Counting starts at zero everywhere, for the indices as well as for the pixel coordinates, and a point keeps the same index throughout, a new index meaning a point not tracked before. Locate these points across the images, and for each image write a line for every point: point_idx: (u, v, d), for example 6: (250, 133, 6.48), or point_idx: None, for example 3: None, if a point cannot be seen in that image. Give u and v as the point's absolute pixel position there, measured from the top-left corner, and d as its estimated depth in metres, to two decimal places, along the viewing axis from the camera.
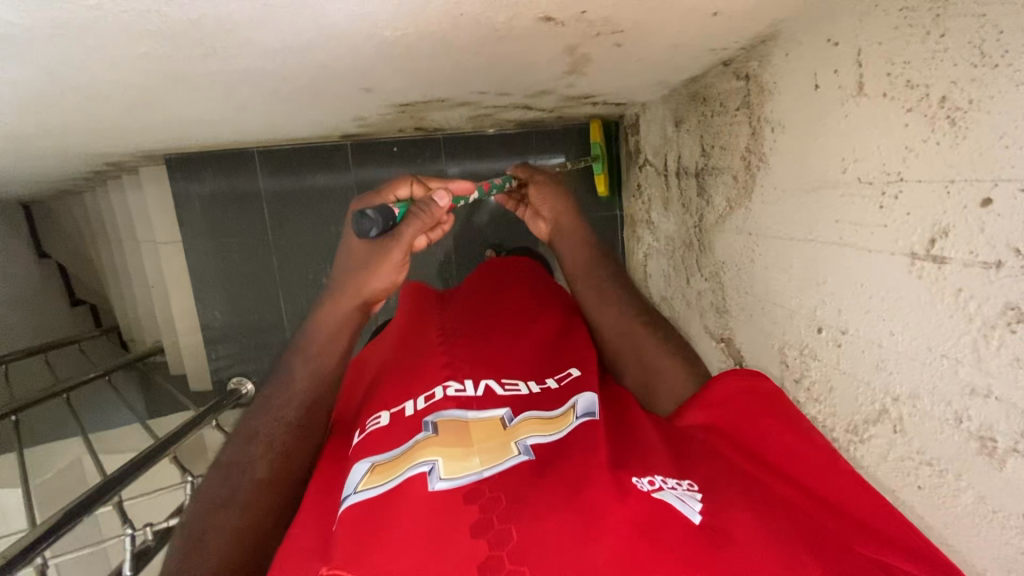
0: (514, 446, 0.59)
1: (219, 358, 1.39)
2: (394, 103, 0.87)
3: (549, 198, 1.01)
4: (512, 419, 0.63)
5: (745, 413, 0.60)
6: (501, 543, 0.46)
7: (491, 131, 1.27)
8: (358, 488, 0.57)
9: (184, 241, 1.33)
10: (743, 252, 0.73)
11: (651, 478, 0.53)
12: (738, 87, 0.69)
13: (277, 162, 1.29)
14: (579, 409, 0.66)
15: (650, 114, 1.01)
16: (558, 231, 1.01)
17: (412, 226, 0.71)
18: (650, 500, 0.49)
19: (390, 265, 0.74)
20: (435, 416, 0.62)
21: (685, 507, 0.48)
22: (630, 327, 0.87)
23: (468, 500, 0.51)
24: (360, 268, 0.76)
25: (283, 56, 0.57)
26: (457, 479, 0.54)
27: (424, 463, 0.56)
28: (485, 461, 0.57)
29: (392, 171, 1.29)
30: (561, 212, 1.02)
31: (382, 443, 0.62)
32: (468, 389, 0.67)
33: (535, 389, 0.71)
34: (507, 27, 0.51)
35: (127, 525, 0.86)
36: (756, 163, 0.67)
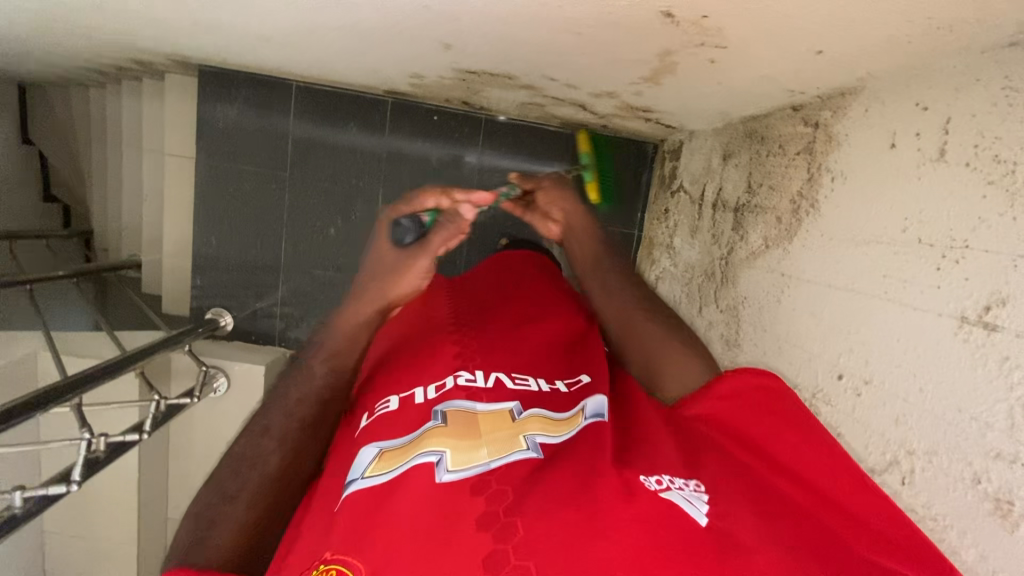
0: (522, 440, 0.56)
1: (201, 284, 1.33)
2: (462, 69, 0.87)
3: (556, 198, 0.99)
4: (521, 413, 0.60)
5: (756, 413, 0.59)
6: (505, 537, 0.44)
7: (534, 124, 1.26)
8: (366, 473, 0.56)
9: (198, 157, 1.27)
10: (770, 290, 0.75)
11: (657, 477, 0.50)
12: (803, 133, 0.72)
13: (313, 101, 1.25)
14: (587, 411, 0.62)
15: (696, 143, 1.03)
16: (570, 233, 0.99)
17: (439, 235, 0.69)
18: (657, 503, 0.46)
19: (419, 271, 0.69)
20: (445, 405, 0.60)
21: (692, 509, 0.46)
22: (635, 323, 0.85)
23: (473, 488, 0.49)
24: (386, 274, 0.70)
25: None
26: (463, 472, 0.52)
27: (431, 453, 0.54)
28: (493, 454, 0.54)
29: (427, 140, 1.27)
30: (572, 212, 0.98)
31: (394, 426, 0.60)
32: (478, 380, 0.64)
33: (546, 387, 0.67)
34: (624, 12, 0.52)
35: (86, 428, 0.82)
36: (806, 209, 0.69)
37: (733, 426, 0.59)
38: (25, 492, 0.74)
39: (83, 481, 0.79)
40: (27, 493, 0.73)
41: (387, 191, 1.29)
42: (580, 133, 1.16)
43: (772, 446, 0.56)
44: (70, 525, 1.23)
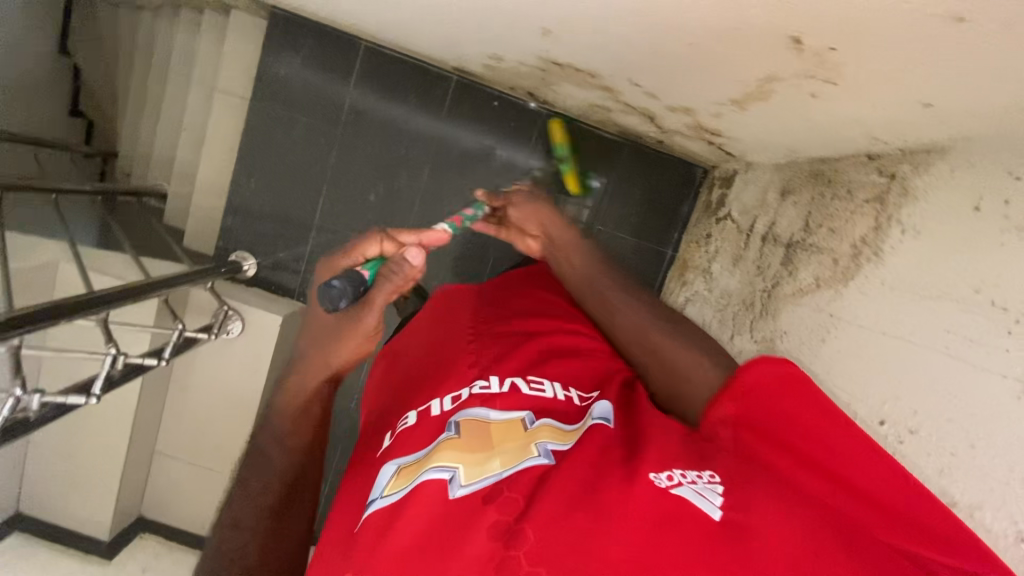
0: (533, 447, 0.55)
1: (231, 225, 1.31)
2: (547, 58, 0.87)
3: (531, 214, 1.04)
4: (532, 423, 0.59)
5: (777, 407, 0.56)
6: (516, 544, 0.44)
7: (590, 127, 1.25)
8: (384, 492, 0.54)
9: (252, 98, 1.25)
10: (815, 330, 0.76)
11: (670, 472, 0.51)
12: (876, 182, 0.73)
13: (379, 64, 1.24)
14: (595, 413, 0.62)
15: (752, 175, 1.05)
16: (551, 245, 1.01)
17: (381, 289, 0.65)
18: (664, 498, 0.47)
19: (364, 332, 0.66)
20: (459, 415, 0.58)
21: (703, 502, 0.47)
22: (646, 328, 0.84)
23: (484, 497, 0.49)
24: (326, 337, 0.68)
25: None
26: (476, 485, 0.50)
27: (443, 468, 0.52)
28: (505, 464, 0.53)
29: (481, 123, 1.27)
30: (549, 222, 1.02)
31: (410, 443, 0.58)
32: (493, 386, 0.64)
33: (560, 395, 0.66)
34: (751, 30, 0.53)
35: (112, 343, 0.80)
36: (868, 255, 0.70)
37: (759, 423, 0.57)
38: (43, 396, 0.71)
39: (103, 395, 0.77)
40: (46, 398, 0.71)
41: (434, 166, 1.29)
42: (557, 125, 1.22)
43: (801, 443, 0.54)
44: (58, 442, 1.21)
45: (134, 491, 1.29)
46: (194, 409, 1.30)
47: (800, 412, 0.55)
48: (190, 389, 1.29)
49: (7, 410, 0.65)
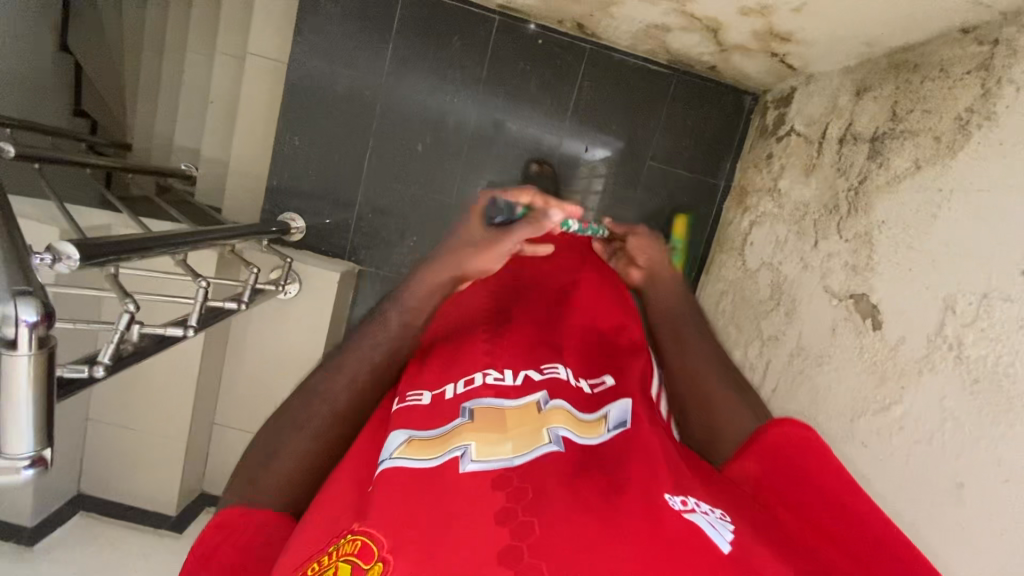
0: (546, 433, 0.51)
1: (276, 187, 1.28)
2: None
3: (646, 249, 0.89)
4: (546, 404, 0.55)
5: (799, 478, 0.49)
6: (521, 535, 0.39)
7: (637, 62, 1.24)
8: (393, 455, 0.49)
9: (292, 52, 1.22)
10: (922, 209, 0.75)
11: (683, 499, 0.46)
12: (976, 52, 0.72)
13: (420, 10, 1.22)
14: (610, 420, 0.57)
15: (815, 87, 1.04)
16: (650, 286, 0.85)
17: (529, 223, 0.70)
18: (680, 519, 0.42)
19: (498, 252, 0.67)
20: (475, 402, 0.54)
21: (715, 533, 0.42)
22: (711, 393, 0.69)
23: (494, 482, 0.44)
24: (465, 245, 0.67)
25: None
26: (487, 464, 0.46)
27: (457, 448, 0.48)
28: (518, 449, 0.49)
29: (528, 64, 1.25)
30: (659, 266, 0.87)
31: (426, 418, 0.54)
32: (507, 377, 0.58)
33: (574, 381, 0.62)
34: None
35: (200, 276, 0.78)
36: (978, 121, 0.70)
37: (774, 485, 0.51)
38: (144, 327, 0.68)
39: (198, 328, 0.75)
40: (146, 328, 0.68)
41: (481, 113, 1.26)
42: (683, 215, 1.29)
43: (823, 520, 0.46)
44: (117, 417, 1.17)
45: (195, 465, 1.25)
46: (251, 376, 1.27)
47: (825, 485, 0.48)
48: (247, 356, 1.26)
49: (122, 329, 0.62)
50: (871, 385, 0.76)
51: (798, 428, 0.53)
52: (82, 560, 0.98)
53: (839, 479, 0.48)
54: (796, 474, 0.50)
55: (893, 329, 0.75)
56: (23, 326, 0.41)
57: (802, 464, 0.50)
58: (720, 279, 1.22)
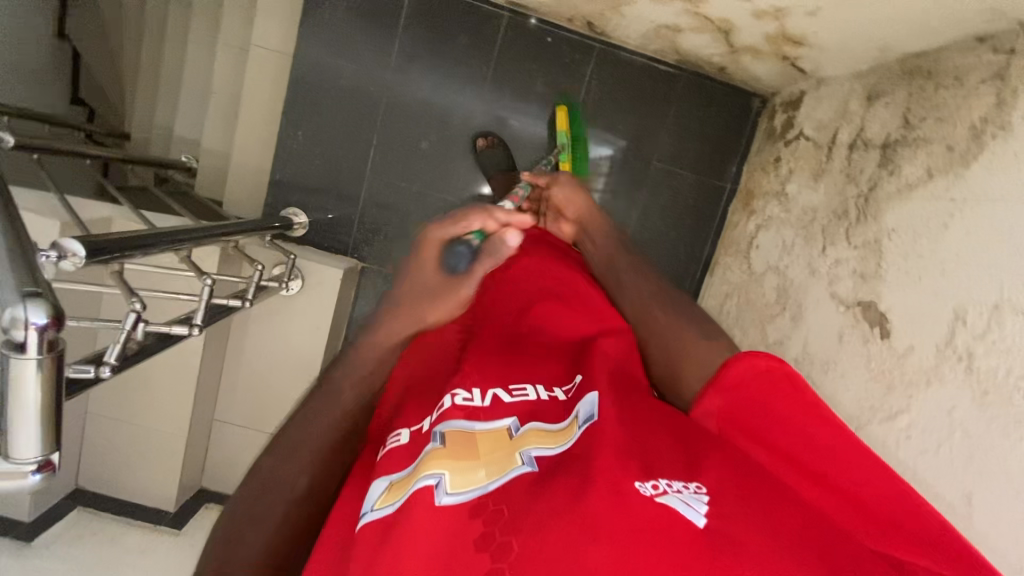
0: (518, 456, 0.51)
1: (279, 181, 1.26)
2: None
3: (572, 195, 1.02)
4: (518, 429, 0.55)
5: (768, 404, 0.55)
6: (500, 557, 0.41)
7: (645, 61, 1.23)
8: (374, 507, 0.50)
9: (297, 45, 1.21)
10: (934, 218, 0.75)
11: (654, 482, 0.48)
12: (992, 61, 0.72)
13: (428, 4, 1.20)
14: (581, 418, 0.56)
15: (825, 91, 1.03)
16: (584, 233, 0.99)
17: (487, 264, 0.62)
18: (653, 504, 0.44)
19: (457, 302, 0.63)
20: (444, 425, 0.53)
21: (691, 512, 0.45)
22: (648, 304, 0.80)
23: (472, 511, 0.46)
24: (425, 297, 0.62)
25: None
26: (462, 497, 0.47)
27: (429, 476, 0.48)
28: (491, 476, 0.49)
29: (535, 61, 1.23)
30: (583, 210, 1.00)
31: (402, 457, 0.54)
32: (476, 398, 0.57)
33: (544, 395, 0.60)
34: None
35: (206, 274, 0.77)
36: (993, 130, 0.69)
37: (741, 418, 0.57)
38: (149, 326, 0.67)
39: (204, 326, 0.74)
40: (152, 328, 0.67)
41: (487, 109, 1.25)
42: (563, 108, 1.22)
43: (788, 443, 0.54)
44: (117, 412, 1.16)
45: (195, 461, 1.25)
46: (252, 372, 1.26)
47: (784, 412, 0.55)
48: (247, 352, 1.25)
49: (129, 329, 0.60)
50: (880, 392, 0.76)
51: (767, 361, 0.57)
52: (81, 557, 0.97)
53: (802, 398, 0.54)
54: (769, 414, 0.55)
55: (901, 339, 0.75)
56: (34, 328, 0.40)
57: (777, 395, 0.55)
58: (725, 282, 1.22)
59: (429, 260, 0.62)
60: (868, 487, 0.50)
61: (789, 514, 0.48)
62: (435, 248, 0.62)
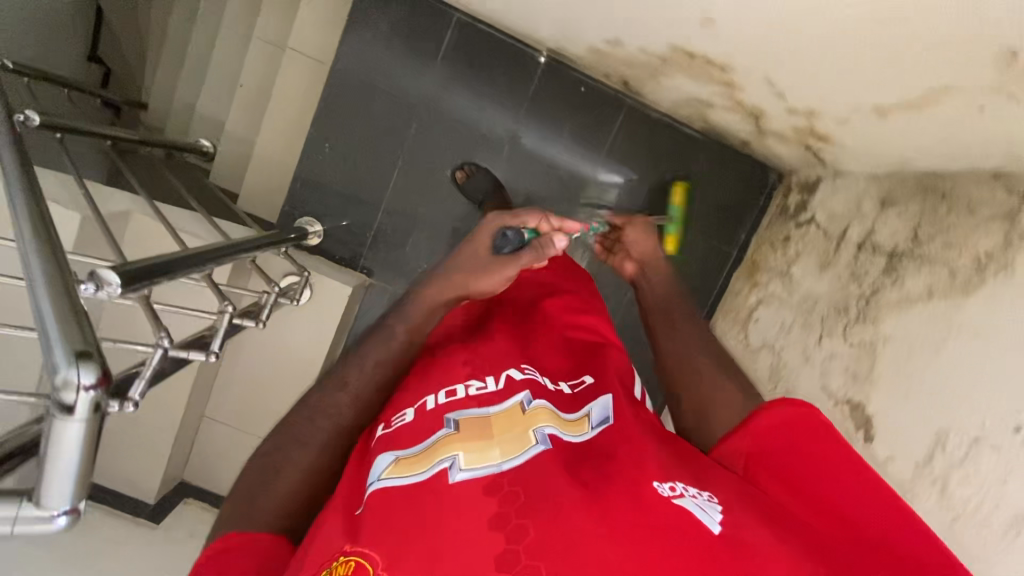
0: (532, 433, 0.57)
1: (298, 190, 1.28)
2: (676, 48, 0.87)
3: (643, 239, 0.98)
4: (529, 404, 0.60)
5: (797, 449, 0.58)
6: (517, 538, 0.46)
7: (673, 122, 1.26)
8: (383, 476, 0.53)
9: (336, 61, 1.22)
10: (929, 338, 0.79)
11: (671, 485, 0.53)
12: (1003, 200, 0.75)
13: (471, 38, 1.22)
14: (592, 418, 0.63)
15: (841, 183, 1.07)
16: (643, 276, 0.96)
17: (527, 256, 0.75)
18: (668, 510, 0.48)
19: (498, 279, 0.75)
20: (457, 413, 0.58)
21: (705, 516, 0.49)
22: (690, 358, 0.80)
23: (487, 488, 0.50)
24: (473, 268, 0.75)
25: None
26: (475, 472, 0.52)
27: (447, 458, 0.53)
28: (505, 454, 0.54)
29: (569, 108, 1.26)
30: (651, 257, 0.97)
31: (413, 435, 0.57)
32: (489, 386, 0.63)
33: (551, 386, 0.68)
34: (960, 38, 0.55)
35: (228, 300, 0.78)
36: (995, 269, 0.73)
37: (770, 462, 0.59)
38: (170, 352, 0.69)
39: (220, 353, 0.76)
40: (172, 355, 0.68)
41: (514, 148, 1.27)
42: (677, 184, 1.24)
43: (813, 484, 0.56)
44: None
45: (181, 453, 1.25)
46: (248, 373, 1.27)
47: (813, 452, 0.57)
48: (246, 354, 1.26)
49: (155, 363, 0.62)
50: None
51: (795, 406, 0.59)
52: None
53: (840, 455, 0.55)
54: (794, 451, 0.58)
55: (882, 449, 0.79)
56: (83, 397, 0.42)
57: (806, 443, 0.57)
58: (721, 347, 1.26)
59: (486, 241, 0.77)
60: (895, 530, 0.50)
61: (782, 526, 0.51)
62: (492, 227, 0.79)
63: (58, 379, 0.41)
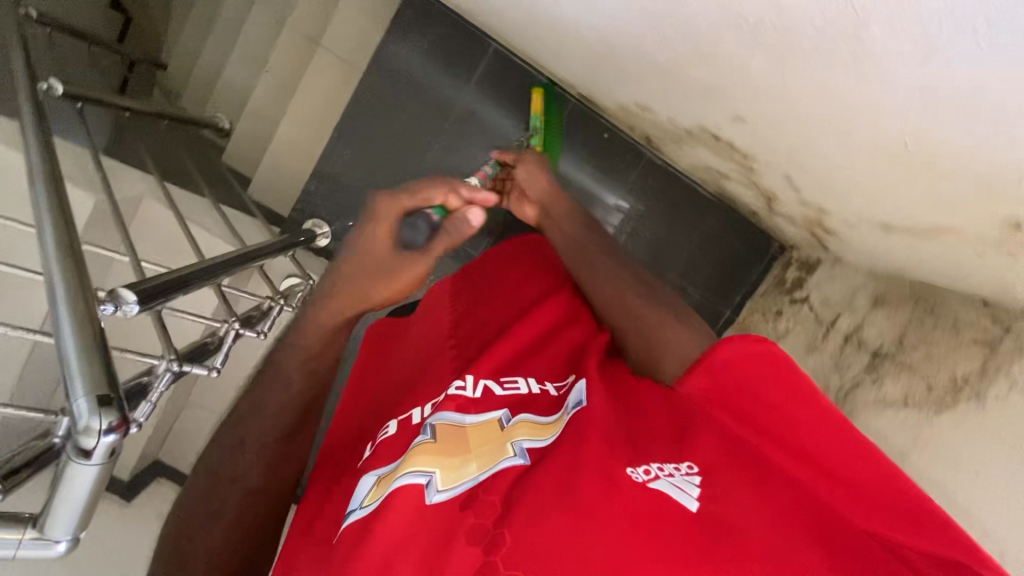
0: (509, 446, 0.59)
1: (313, 190, 1.29)
2: (705, 129, 0.89)
3: (536, 176, 0.94)
4: (509, 421, 0.63)
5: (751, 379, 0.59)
6: (494, 549, 0.48)
7: (689, 180, 1.29)
8: (364, 502, 0.57)
9: (369, 71, 1.24)
10: (898, 446, 0.84)
11: (647, 467, 0.55)
12: (987, 328, 0.79)
13: (504, 70, 1.25)
14: (567, 408, 0.64)
15: (838, 271, 1.11)
16: (548, 218, 0.94)
17: (440, 245, 0.58)
18: (645, 497, 0.51)
19: (407, 280, 0.59)
20: (435, 418, 0.61)
21: (681, 495, 0.51)
22: (625, 299, 0.81)
23: (462, 503, 0.53)
24: (375, 273, 0.59)
25: (772, 70, 0.61)
26: (454, 490, 0.54)
27: (420, 474, 0.55)
28: (481, 467, 0.56)
29: (589, 152, 1.28)
30: (547, 195, 0.94)
31: (392, 452, 0.61)
32: (467, 389, 0.66)
33: (535, 388, 0.69)
34: (976, 199, 0.58)
35: (235, 317, 0.80)
36: (969, 394, 0.77)
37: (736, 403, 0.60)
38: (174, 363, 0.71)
39: (219, 368, 0.79)
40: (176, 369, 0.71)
41: None
42: (540, 91, 1.18)
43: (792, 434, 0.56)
44: None
45: (160, 433, 1.26)
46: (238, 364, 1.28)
47: (783, 403, 0.57)
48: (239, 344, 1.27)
49: (164, 388, 0.66)
50: None
51: (745, 344, 0.60)
52: None
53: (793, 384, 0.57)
54: (765, 402, 0.58)
55: None
56: (105, 440, 0.43)
57: (764, 375, 0.59)
58: None
59: (377, 236, 0.59)
60: (853, 467, 0.52)
61: (763, 485, 0.53)
62: (391, 215, 0.59)
63: (82, 423, 0.43)
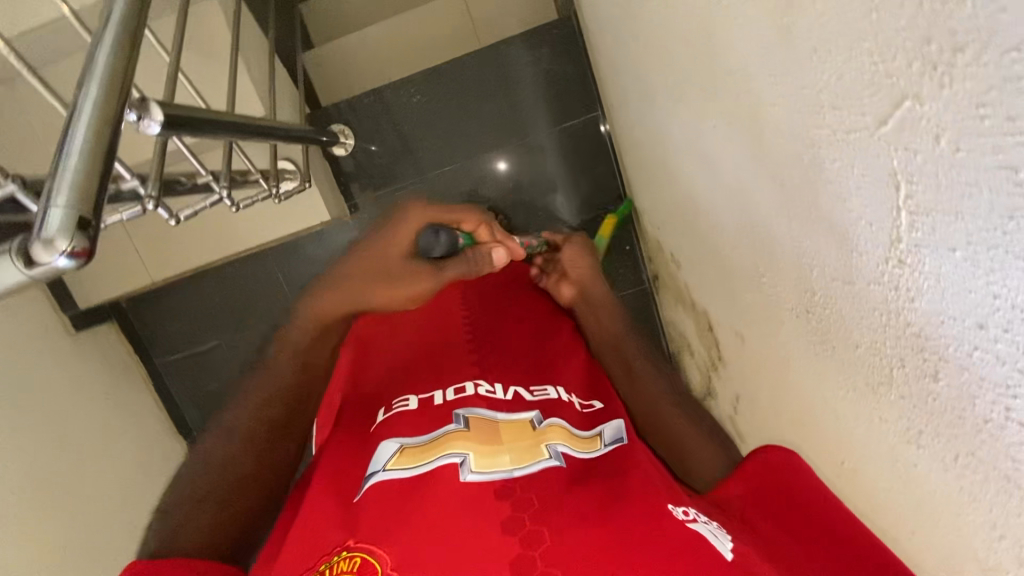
0: (545, 448, 0.57)
1: (367, 103, 1.28)
2: (707, 321, 0.98)
3: (579, 260, 0.98)
4: (542, 423, 0.62)
5: (777, 491, 0.57)
6: (534, 544, 0.45)
7: (660, 329, 1.36)
8: (387, 466, 0.57)
9: (488, 51, 1.28)
10: None
11: (683, 509, 0.51)
12: None
13: (596, 140, 1.30)
14: (606, 438, 0.65)
15: None
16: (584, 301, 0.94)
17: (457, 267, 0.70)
18: (685, 531, 0.46)
19: (412, 290, 0.66)
20: (467, 411, 0.63)
21: (717, 542, 0.47)
22: (635, 369, 0.85)
23: (499, 493, 0.50)
24: (378, 266, 0.66)
25: (781, 338, 0.68)
26: (487, 476, 0.53)
27: (455, 455, 0.55)
28: (515, 462, 0.55)
29: (608, 251, 1.34)
30: (589, 281, 0.96)
31: (416, 428, 0.62)
32: (497, 391, 0.68)
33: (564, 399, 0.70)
34: None
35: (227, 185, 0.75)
36: None
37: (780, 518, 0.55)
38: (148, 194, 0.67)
39: (183, 220, 0.75)
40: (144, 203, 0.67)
41: None
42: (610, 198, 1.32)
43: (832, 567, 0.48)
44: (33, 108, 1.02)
45: None
46: None
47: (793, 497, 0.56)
48: None
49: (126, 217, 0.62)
50: None
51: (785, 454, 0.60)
52: None
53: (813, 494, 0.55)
54: (797, 512, 0.55)
55: None
56: (58, 262, 0.39)
57: (788, 488, 0.57)
58: None
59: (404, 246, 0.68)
60: None
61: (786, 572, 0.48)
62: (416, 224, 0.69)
63: (48, 234, 0.39)
